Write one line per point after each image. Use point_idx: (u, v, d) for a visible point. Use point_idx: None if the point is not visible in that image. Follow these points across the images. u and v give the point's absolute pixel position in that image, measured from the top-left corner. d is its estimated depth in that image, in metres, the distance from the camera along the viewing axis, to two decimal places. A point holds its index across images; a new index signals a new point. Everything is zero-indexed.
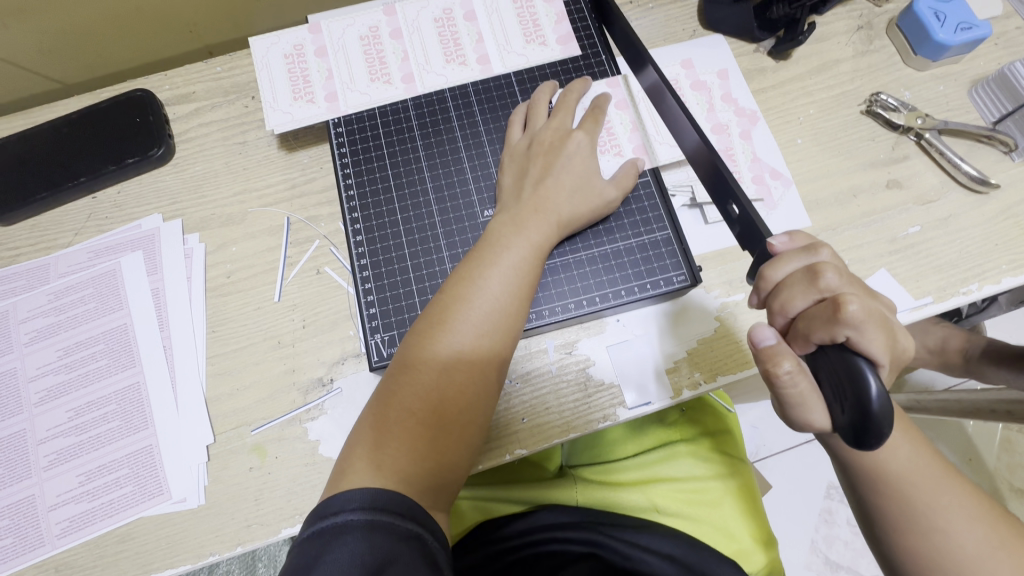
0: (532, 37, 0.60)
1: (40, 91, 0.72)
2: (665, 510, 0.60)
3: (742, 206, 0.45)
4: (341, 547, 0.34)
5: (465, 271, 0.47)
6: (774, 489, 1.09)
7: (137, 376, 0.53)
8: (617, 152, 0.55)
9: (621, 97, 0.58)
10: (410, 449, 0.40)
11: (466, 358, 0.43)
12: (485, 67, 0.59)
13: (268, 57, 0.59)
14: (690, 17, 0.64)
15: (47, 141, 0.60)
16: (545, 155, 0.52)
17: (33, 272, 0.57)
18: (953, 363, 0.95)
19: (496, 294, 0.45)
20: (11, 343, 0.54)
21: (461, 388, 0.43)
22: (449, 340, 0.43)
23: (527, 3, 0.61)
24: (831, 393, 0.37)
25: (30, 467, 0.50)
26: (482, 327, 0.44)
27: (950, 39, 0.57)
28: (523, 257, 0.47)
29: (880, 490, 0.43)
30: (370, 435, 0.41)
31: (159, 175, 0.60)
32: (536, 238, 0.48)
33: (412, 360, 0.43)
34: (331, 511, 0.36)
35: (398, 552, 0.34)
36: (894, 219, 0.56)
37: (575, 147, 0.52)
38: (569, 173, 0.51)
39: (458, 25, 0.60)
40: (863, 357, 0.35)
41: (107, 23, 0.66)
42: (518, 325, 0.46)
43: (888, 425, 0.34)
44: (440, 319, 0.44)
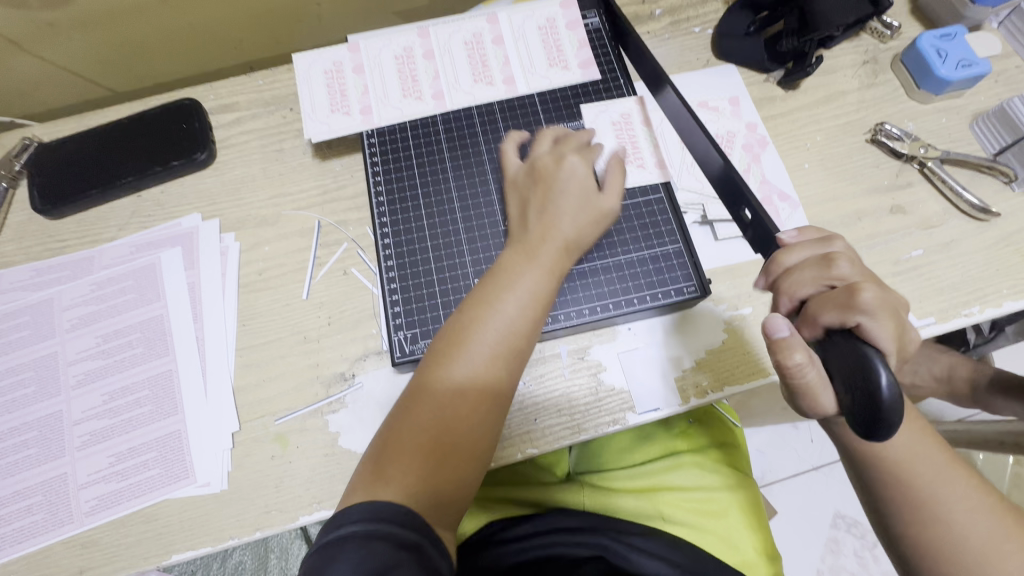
0: (555, 61, 0.64)
1: (92, 99, 0.78)
2: (671, 518, 0.62)
3: (755, 211, 0.48)
4: (343, 557, 0.35)
5: (482, 294, 0.49)
6: (780, 515, 1.09)
7: (170, 364, 0.56)
8: (639, 164, 0.59)
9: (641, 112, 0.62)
10: (421, 465, 0.43)
11: (478, 379, 0.46)
12: (511, 88, 0.63)
13: (309, 72, 0.63)
14: (704, 48, 0.68)
15: (98, 142, 0.64)
16: (545, 181, 0.54)
17: (78, 263, 0.60)
18: (960, 392, 0.96)
19: (509, 317, 0.47)
20: (53, 328, 0.57)
21: (472, 406, 0.45)
22: (461, 361, 0.46)
23: (551, 30, 0.65)
24: (841, 380, 0.36)
25: (65, 446, 0.53)
26: (494, 349, 0.46)
27: (951, 75, 0.61)
28: (539, 281, 0.49)
29: (901, 496, 0.44)
30: (387, 449, 0.43)
31: (200, 178, 0.64)
32: (548, 265, 0.50)
33: (427, 379, 0.46)
34: (347, 522, 0.37)
35: (400, 559, 0.35)
36: (898, 242, 0.58)
37: (572, 171, 0.54)
38: (569, 197, 0.53)
39: (486, 49, 0.64)
40: (878, 357, 0.34)
41: (162, 39, 0.72)
42: (528, 346, 0.48)
43: (897, 417, 0.33)
44: (456, 341, 0.47)
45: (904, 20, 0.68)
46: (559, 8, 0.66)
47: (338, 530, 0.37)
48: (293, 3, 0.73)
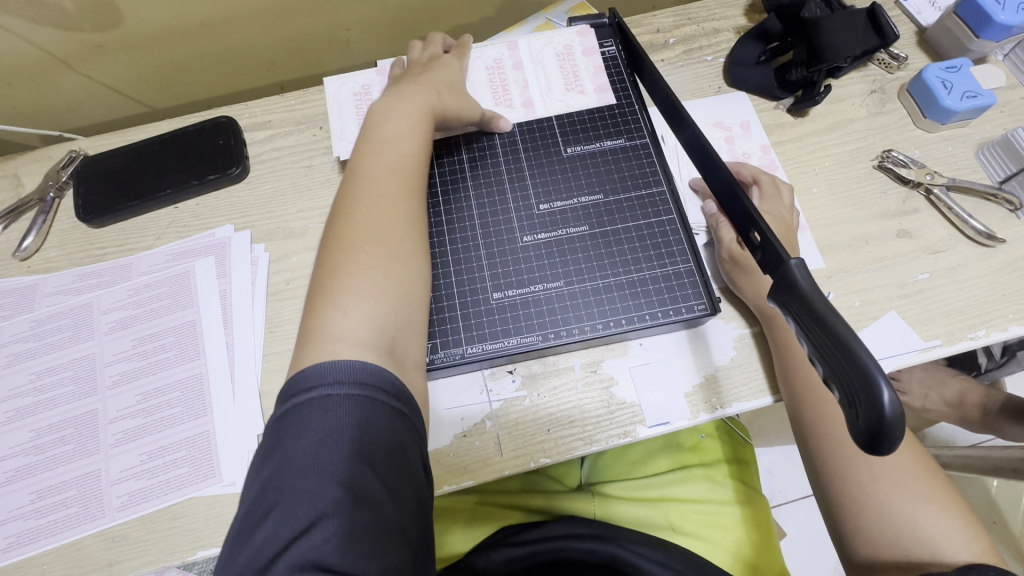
0: (572, 86, 0.67)
1: (132, 114, 0.82)
2: (680, 529, 0.63)
3: (763, 232, 0.42)
4: (307, 420, 0.38)
5: (367, 145, 0.54)
6: (788, 536, 1.09)
7: (200, 367, 0.59)
8: (507, 105, 0.66)
9: (517, 58, 0.68)
10: (369, 285, 0.46)
11: (386, 191, 0.51)
12: (529, 112, 0.66)
13: (339, 95, 0.67)
14: (715, 75, 0.71)
15: (140, 155, 0.68)
16: (421, 66, 0.63)
17: (116, 270, 0.64)
18: (972, 417, 0.96)
19: (392, 135, 0.55)
20: (92, 331, 0.61)
21: (392, 220, 0.50)
22: (362, 183, 0.51)
23: (568, 55, 0.69)
24: (844, 399, 0.34)
25: (99, 443, 0.56)
26: (390, 168, 0.53)
27: (957, 105, 0.63)
28: (411, 106, 0.57)
29: (847, 490, 0.51)
30: (324, 282, 0.47)
31: (233, 191, 0.68)
32: (424, 105, 0.58)
33: (342, 215, 0.50)
34: (333, 380, 0.40)
35: (370, 417, 0.39)
36: (904, 265, 0.60)
37: (445, 62, 0.64)
38: (443, 73, 0.62)
39: (507, 74, 0.68)
40: (883, 374, 0.32)
41: (201, 59, 0.76)
42: (421, 164, 0.55)
43: (902, 431, 0.31)
44: (351, 178, 0.52)
45: (911, 51, 0.70)
46: (576, 36, 0.69)
47: (316, 390, 0.40)
48: (324, 28, 0.77)
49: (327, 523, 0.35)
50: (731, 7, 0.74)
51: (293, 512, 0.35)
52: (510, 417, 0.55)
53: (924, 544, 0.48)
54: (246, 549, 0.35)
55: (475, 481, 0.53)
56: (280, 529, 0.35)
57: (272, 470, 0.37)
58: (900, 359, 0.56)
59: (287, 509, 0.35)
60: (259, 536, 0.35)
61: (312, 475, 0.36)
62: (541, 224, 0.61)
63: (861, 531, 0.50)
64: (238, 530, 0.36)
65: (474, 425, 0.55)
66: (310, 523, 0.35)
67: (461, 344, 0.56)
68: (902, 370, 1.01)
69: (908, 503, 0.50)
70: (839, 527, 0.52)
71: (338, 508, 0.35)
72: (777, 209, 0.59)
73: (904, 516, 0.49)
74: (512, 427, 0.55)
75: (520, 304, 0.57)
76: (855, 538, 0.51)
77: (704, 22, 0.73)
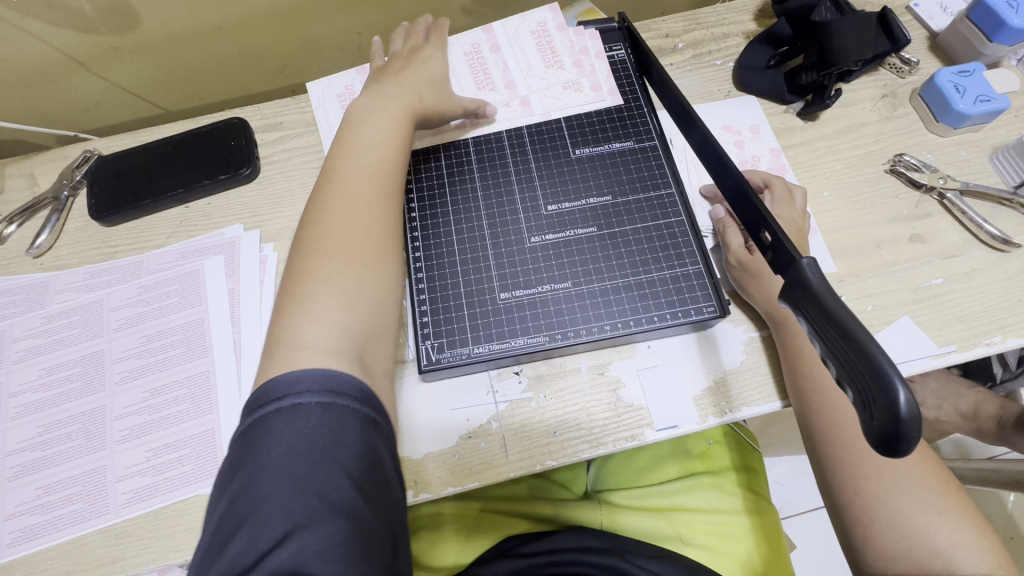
0: (550, 62, 0.69)
1: (146, 116, 0.84)
2: (689, 540, 0.63)
3: (774, 232, 0.42)
4: (276, 432, 0.38)
5: (339, 152, 0.54)
6: (799, 548, 1.07)
7: (207, 365, 0.59)
8: (491, 88, 0.68)
9: (494, 41, 0.70)
10: (344, 292, 0.47)
11: (359, 195, 0.51)
12: (512, 91, 0.67)
13: (323, 97, 0.72)
14: (725, 80, 0.71)
15: (151, 156, 0.69)
16: (404, 59, 0.65)
17: (127, 268, 0.64)
18: (986, 429, 0.94)
19: (372, 144, 0.55)
20: (102, 327, 0.61)
21: (368, 231, 0.50)
22: (337, 189, 0.52)
23: (543, 33, 0.70)
24: (858, 399, 0.33)
25: (106, 440, 0.56)
26: (362, 170, 0.53)
27: (970, 109, 0.62)
28: (395, 116, 0.57)
29: (859, 501, 0.50)
30: (294, 287, 0.47)
31: (244, 191, 0.68)
32: (399, 106, 0.58)
33: (315, 218, 0.50)
34: (302, 391, 0.40)
35: (341, 423, 0.40)
36: (917, 270, 0.59)
37: (428, 56, 0.65)
38: (418, 72, 0.63)
39: (485, 57, 0.69)
40: (898, 374, 0.31)
41: (214, 63, 0.77)
42: (397, 167, 0.55)
43: (919, 431, 0.31)
44: (324, 183, 0.53)
45: (922, 56, 0.70)
46: (547, 13, 0.72)
47: (283, 400, 0.40)
48: (335, 31, 0.78)
49: (304, 532, 0.35)
50: (741, 12, 0.74)
51: (267, 523, 0.35)
52: (516, 419, 0.55)
53: (935, 556, 0.47)
54: (221, 561, 0.35)
55: (480, 482, 0.53)
56: (255, 539, 0.35)
57: (243, 482, 0.37)
58: (913, 364, 0.55)
59: (260, 522, 0.35)
60: (233, 547, 0.35)
61: (285, 485, 0.36)
62: (548, 224, 0.61)
63: (877, 546, 0.49)
64: (212, 543, 0.36)
65: (480, 426, 0.55)
66: (285, 533, 0.35)
67: (467, 343, 0.55)
68: (915, 380, 0.99)
69: (920, 513, 0.48)
70: (849, 538, 0.51)
71: (315, 516, 0.35)
72: (788, 212, 0.58)
73: (915, 528, 0.48)
74: (518, 428, 0.55)
75: (527, 304, 0.57)
76: (864, 550, 0.50)
77: (714, 27, 0.73)
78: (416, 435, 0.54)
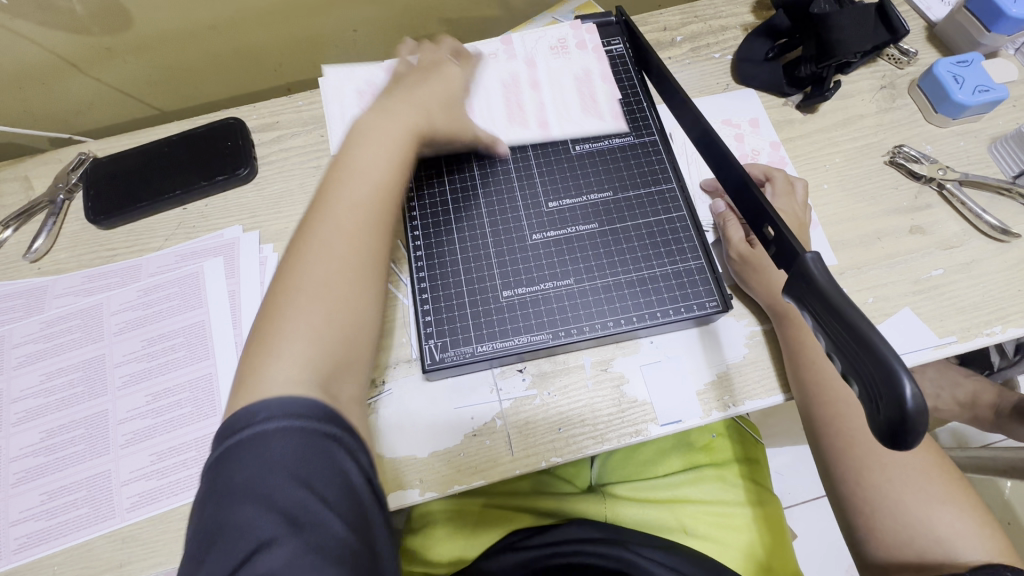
0: (588, 109, 0.66)
1: (140, 117, 0.83)
2: (693, 531, 0.63)
3: (778, 227, 0.42)
4: (241, 459, 0.37)
5: (332, 172, 0.51)
6: (800, 538, 1.08)
7: (209, 367, 0.58)
8: (521, 123, 0.65)
9: (536, 76, 0.68)
10: (316, 326, 0.44)
11: (345, 225, 0.48)
12: (545, 131, 0.65)
13: (340, 92, 0.67)
14: (723, 73, 0.70)
15: (147, 157, 0.68)
16: (424, 71, 0.62)
17: (126, 271, 0.64)
18: (984, 417, 0.95)
19: (368, 166, 0.51)
20: (102, 331, 0.61)
21: (342, 260, 0.46)
22: (322, 215, 0.48)
23: (585, 78, 0.68)
24: (863, 393, 0.34)
25: (109, 444, 0.56)
26: (353, 196, 0.49)
27: (969, 99, 0.62)
28: (393, 135, 0.54)
29: (861, 492, 0.50)
30: (265, 326, 0.44)
31: (242, 192, 0.68)
32: (403, 126, 0.55)
33: (294, 250, 0.47)
34: (263, 418, 0.38)
35: (308, 445, 0.38)
36: (918, 261, 0.59)
37: (446, 73, 0.63)
38: (436, 92, 0.60)
39: (523, 93, 0.67)
40: (905, 369, 0.31)
41: (209, 63, 0.77)
42: (392, 192, 0.52)
43: (925, 423, 0.31)
44: (315, 207, 0.49)
45: (920, 47, 0.70)
46: (591, 58, 0.69)
47: (246, 428, 0.38)
48: (331, 28, 0.77)
49: (274, 550, 0.34)
50: (738, 4, 0.74)
51: (236, 544, 0.34)
52: (520, 417, 0.55)
53: (937, 544, 0.48)
54: None
55: (485, 480, 0.53)
56: (226, 561, 0.34)
57: (212, 508, 0.36)
58: (915, 355, 0.55)
59: (230, 544, 0.34)
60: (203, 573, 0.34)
61: (254, 506, 0.35)
62: (550, 221, 0.61)
63: (879, 536, 0.49)
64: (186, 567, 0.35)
65: (485, 424, 0.55)
66: (254, 554, 0.34)
67: (471, 342, 0.55)
68: (915, 369, 1.00)
69: (922, 503, 0.49)
70: (851, 528, 0.51)
71: (283, 534, 0.35)
72: (789, 206, 0.58)
73: (917, 517, 0.49)
74: (523, 426, 0.55)
75: (530, 302, 0.57)
76: (867, 541, 0.50)
77: (712, 20, 0.73)
78: (420, 433, 0.54)
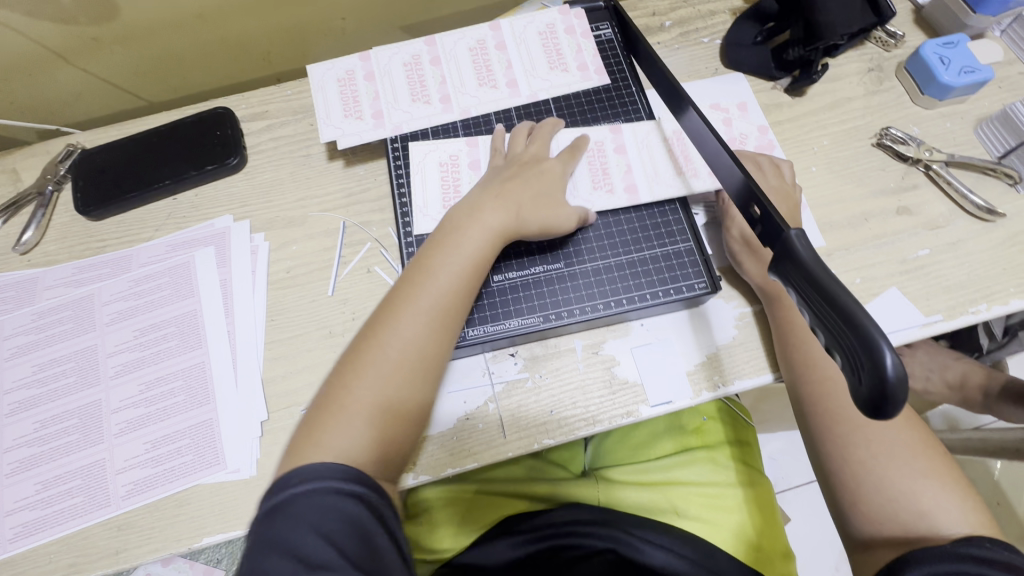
0: (555, 64, 0.67)
1: (128, 108, 0.82)
2: (685, 512, 0.63)
3: (764, 207, 0.42)
4: (285, 516, 0.39)
5: (417, 266, 0.51)
6: (793, 521, 1.09)
7: (202, 356, 0.59)
8: (609, 189, 0.60)
9: (501, 39, 0.69)
10: (367, 444, 0.45)
11: (414, 338, 0.48)
12: (633, 197, 0.60)
13: (323, 80, 0.67)
14: (712, 57, 0.70)
15: (136, 148, 0.68)
16: (518, 169, 0.58)
17: (117, 261, 0.64)
18: (973, 399, 0.96)
19: (446, 284, 0.50)
20: (94, 322, 0.61)
21: (398, 381, 0.47)
22: (394, 326, 0.48)
23: (551, 35, 0.69)
24: (845, 365, 0.34)
25: (103, 433, 0.56)
26: (427, 311, 0.49)
27: (955, 80, 0.63)
28: (475, 248, 0.52)
29: (847, 469, 0.51)
30: (319, 413, 0.45)
31: (232, 181, 0.67)
32: (489, 234, 0.53)
33: (360, 348, 0.48)
34: (314, 477, 0.41)
35: (345, 506, 0.40)
36: (905, 241, 0.60)
37: (545, 170, 0.58)
38: (533, 188, 0.56)
39: (608, 157, 0.62)
40: (885, 338, 0.32)
41: (197, 52, 0.76)
42: (463, 307, 0.51)
43: (906, 393, 0.31)
44: (389, 308, 0.49)
45: (907, 29, 0.70)
46: (558, 14, 0.70)
47: (289, 488, 0.40)
48: (318, 16, 0.76)
49: None
50: None
51: None
52: (512, 399, 0.55)
53: (920, 518, 0.48)
54: None
55: (478, 463, 0.53)
56: None
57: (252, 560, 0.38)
58: (902, 334, 0.56)
59: None
60: None
61: (287, 558, 0.37)
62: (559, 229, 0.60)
63: (866, 513, 0.49)
64: None
65: (477, 408, 0.55)
66: None
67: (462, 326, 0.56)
68: (905, 353, 1.01)
69: (908, 478, 0.49)
70: (838, 505, 0.52)
71: None
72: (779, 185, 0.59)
73: (902, 491, 0.49)
74: (516, 409, 0.55)
75: (522, 287, 0.57)
76: (851, 517, 0.51)
77: (700, 4, 0.73)
78: None
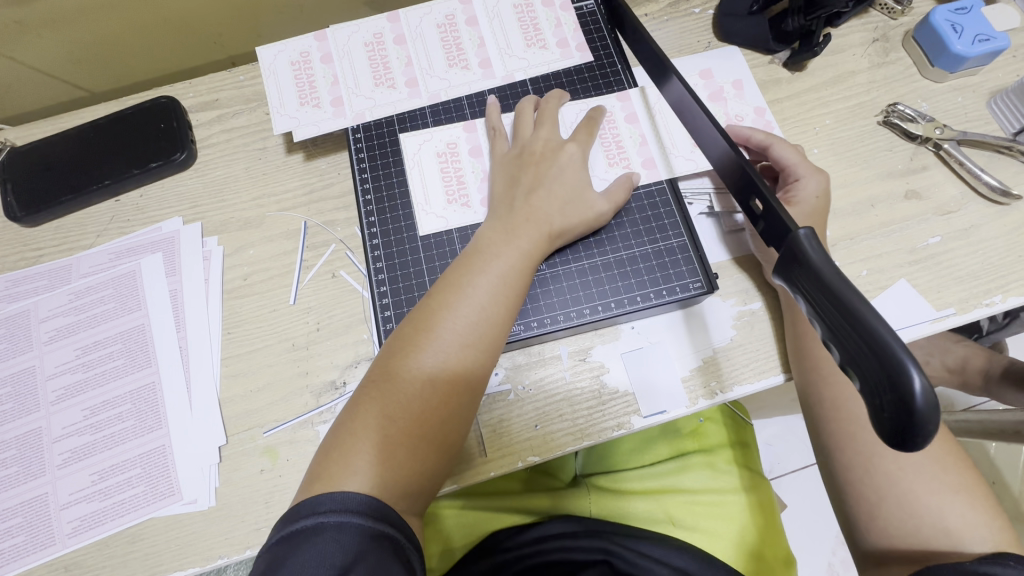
0: (532, 41, 0.61)
1: (66, 100, 0.75)
2: (681, 523, 0.60)
3: (768, 202, 0.38)
4: (301, 551, 0.35)
5: (453, 278, 0.47)
6: (790, 508, 1.07)
7: (152, 376, 0.53)
8: (625, 165, 0.56)
9: (472, 13, 0.62)
10: (399, 481, 0.40)
11: (450, 366, 0.44)
12: (651, 172, 0.56)
13: (275, 64, 0.60)
14: (705, 29, 0.64)
15: (71, 145, 0.61)
16: (536, 165, 0.53)
17: (55, 272, 0.58)
18: (973, 382, 0.93)
19: (484, 306, 0.45)
20: (31, 341, 0.55)
21: (432, 413, 0.42)
22: (429, 350, 0.44)
23: (528, 8, 0.62)
24: (860, 388, 0.30)
25: (44, 465, 0.51)
26: (465, 337, 0.44)
27: (968, 50, 0.57)
28: (511, 266, 0.47)
29: (857, 481, 0.47)
30: (343, 437, 0.41)
31: (180, 179, 0.61)
32: (525, 247, 0.48)
33: (391, 370, 0.43)
34: (329, 508, 0.37)
35: (367, 549, 0.35)
36: (914, 229, 0.55)
37: (567, 159, 0.53)
38: (561, 185, 0.52)
39: (620, 129, 0.58)
40: (912, 358, 0.27)
41: (137, 35, 0.69)
42: (502, 335, 0.46)
43: (935, 424, 0.27)
44: (424, 325, 0.45)
45: None
46: None
47: (303, 521, 0.36)
48: None
49: None
50: None
51: None
52: (494, 414, 0.51)
53: (944, 535, 0.44)
54: None
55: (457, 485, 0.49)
56: None
57: None
58: (913, 329, 0.52)
59: None
60: None
61: None
62: None
63: (883, 528, 0.46)
64: None
65: None
66: None
67: None
68: None
69: (929, 492, 0.45)
70: (849, 516, 0.48)
71: None
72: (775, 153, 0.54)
73: (924, 505, 0.45)
74: (497, 424, 0.51)
75: None
76: (862, 533, 0.47)
77: None
78: None
